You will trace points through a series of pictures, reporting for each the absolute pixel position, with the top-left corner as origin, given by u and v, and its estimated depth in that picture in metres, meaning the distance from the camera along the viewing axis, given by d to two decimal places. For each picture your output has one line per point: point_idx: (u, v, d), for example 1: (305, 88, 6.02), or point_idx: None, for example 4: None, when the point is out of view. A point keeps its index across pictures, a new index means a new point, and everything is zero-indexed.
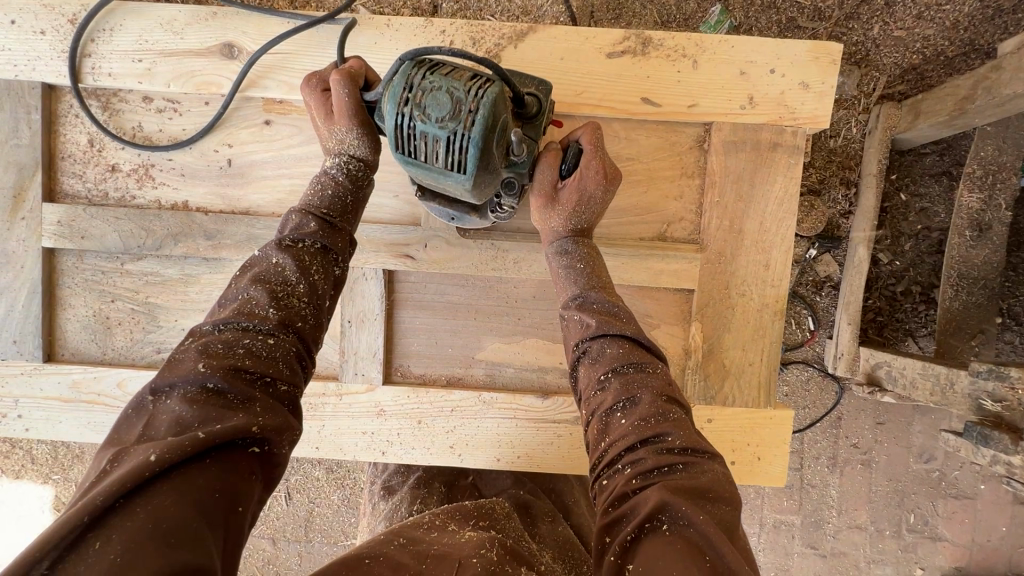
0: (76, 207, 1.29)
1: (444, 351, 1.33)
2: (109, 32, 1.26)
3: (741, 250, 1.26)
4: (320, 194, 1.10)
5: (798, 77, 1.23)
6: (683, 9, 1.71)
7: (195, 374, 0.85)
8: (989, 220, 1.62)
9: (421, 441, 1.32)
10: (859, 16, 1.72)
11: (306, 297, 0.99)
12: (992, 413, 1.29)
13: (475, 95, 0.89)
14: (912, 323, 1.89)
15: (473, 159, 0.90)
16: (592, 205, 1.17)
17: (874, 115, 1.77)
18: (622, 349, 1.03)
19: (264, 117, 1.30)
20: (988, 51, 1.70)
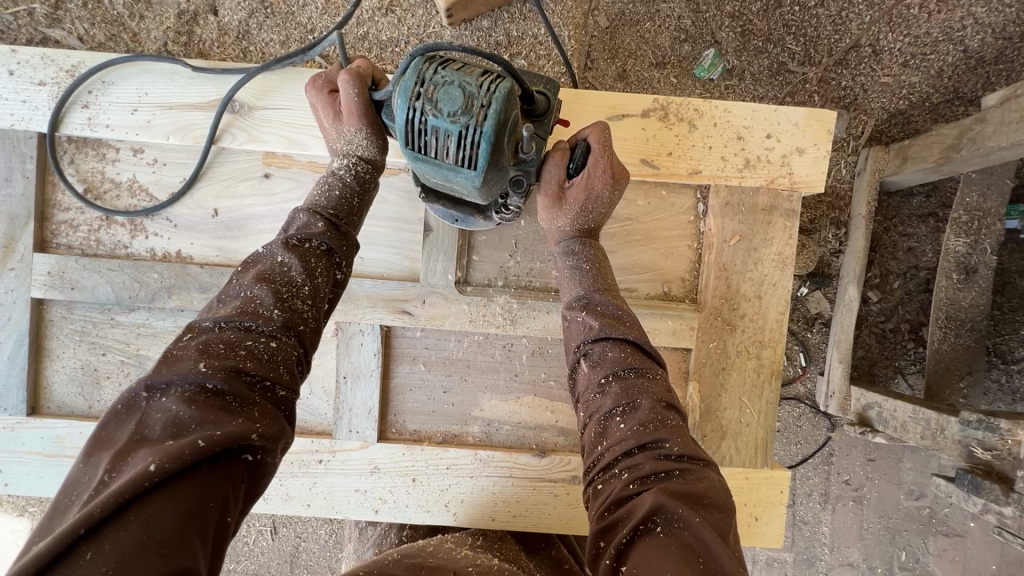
0: (68, 258, 1.27)
1: (440, 404, 1.31)
2: (108, 84, 1.26)
3: (738, 304, 1.27)
4: (329, 194, 1.07)
5: (793, 140, 1.25)
6: (678, 50, 1.75)
7: (195, 377, 0.81)
8: (975, 264, 1.65)
9: (414, 499, 1.29)
10: (848, 64, 1.77)
11: (309, 300, 0.96)
12: (983, 461, 1.30)
13: (488, 88, 0.79)
14: (902, 361, 1.92)
15: (485, 154, 0.80)
16: (600, 207, 1.13)
17: (864, 157, 1.79)
18: (624, 354, 1.01)
19: (264, 170, 1.30)
20: (972, 99, 1.75)
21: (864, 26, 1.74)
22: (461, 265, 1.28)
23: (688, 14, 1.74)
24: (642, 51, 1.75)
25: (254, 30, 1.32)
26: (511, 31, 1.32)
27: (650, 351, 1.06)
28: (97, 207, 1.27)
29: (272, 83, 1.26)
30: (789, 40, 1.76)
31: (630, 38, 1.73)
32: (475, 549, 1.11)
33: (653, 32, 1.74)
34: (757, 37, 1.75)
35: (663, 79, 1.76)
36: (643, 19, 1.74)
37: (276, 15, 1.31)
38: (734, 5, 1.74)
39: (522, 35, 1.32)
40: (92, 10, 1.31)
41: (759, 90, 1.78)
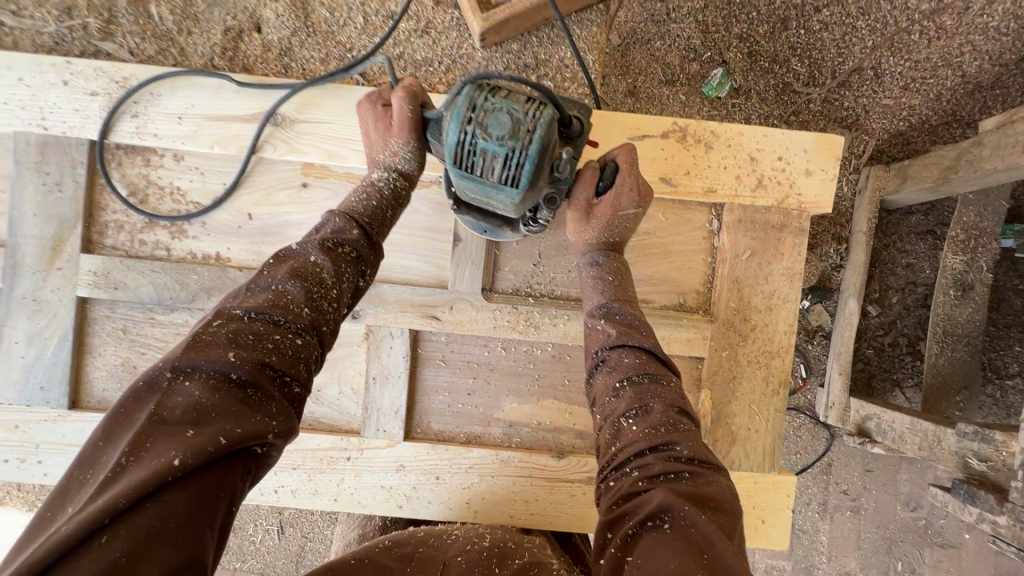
0: (113, 259, 1.33)
1: (463, 407, 1.38)
2: (157, 95, 1.33)
3: (749, 317, 1.34)
4: (365, 202, 1.11)
5: (802, 163, 1.33)
6: (687, 68, 1.83)
7: (222, 367, 0.82)
8: (972, 281, 1.72)
9: (437, 496, 1.35)
10: (851, 86, 1.85)
11: (336, 302, 0.97)
12: (978, 472, 1.37)
13: (533, 116, 0.87)
14: (900, 374, 1.99)
15: (528, 175, 0.88)
16: (627, 220, 1.20)
17: (865, 175, 1.88)
18: (639, 360, 1.07)
19: (302, 180, 1.36)
20: (969, 122, 1.85)
21: (866, 50, 1.81)
22: (487, 274, 1.35)
23: (696, 33, 1.81)
24: (653, 68, 1.83)
25: (297, 48, 1.39)
26: (539, 53, 1.39)
27: (664, 359, 1.12)
28: (141, 211, 1.33)
29: (313, 98, 1.33)
30: (794, 61, 1.84)
31: (641, 56, 1.81)
32: (465, 530, 1.18)
33: (662, 50, 1.81)
34: (763, 58, 1.84)
35: (672, 96, 1.83)
36: (654, 37, 1.81)
37: (317, 34, 1.39)
38: (741, 27, 1.81)
39: (550, 57, 1.39)
40: (143, 26, 1.38)
41: (766, 110, 1.88)
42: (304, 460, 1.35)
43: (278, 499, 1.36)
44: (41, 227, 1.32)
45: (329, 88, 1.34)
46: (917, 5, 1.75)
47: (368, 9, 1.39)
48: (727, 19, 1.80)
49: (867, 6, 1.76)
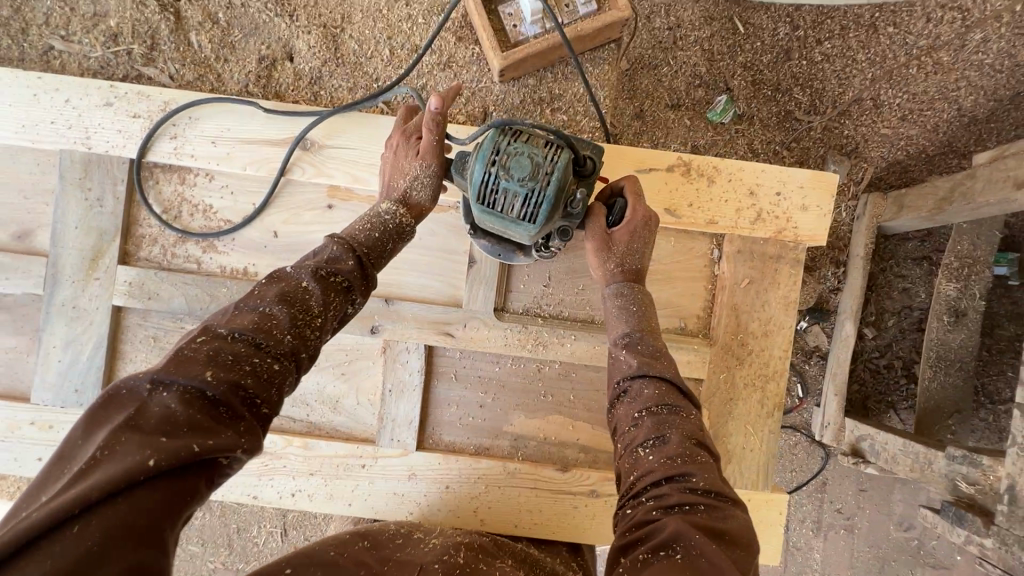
0: (148, 271, 1.41)
1: (474, 419, 1.45)
2: (194, 119, 1.41)
3: (748, 341, 1.42)
4: (368, 234, 1.13)
5: (800, 199, 1.41)
6: (693, 94, 1.91)
7: (196, 384, 0.82)
8: (964, 307, 1.80)
9: (447, 504, 1.42)
10: (851, 115, 1.94)
11: (319, 331, 0.98)
12: (966, 495, 1.44)
13: (551, 160, 0.98)
14: (895, 396, 2.06)
15: (545, 212, 0.98)
16: (645, 245, 1.27)
17: (863, 202, 1.96)
18: (658, 391, 1.11)
19: (328, 202, 1.44)
20: (965, 153, 1.94)
21: (867, 81, 1.92)
22: (500, 294, 1.43)
23: (703, 61, 1.91)
24: (659, 93, 1.91)
25: (326, 77, 1.48)
26: (553, 88, 1.48)
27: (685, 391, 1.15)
28: (175, 229, 1.42)
29: (341, 125, 1.42)
30: (796, 90, 1.93)
31: (648, 80, 1.90)
32: (440, 535, 1.15)
33: (670, 76, 1.91)
34: (766, 87, 1.93)
35: (677, 120, 1.92)
36: (661, 63, 1.90)
37: (346, 64, 1.48)
38: (745, 57, 1.92)
39: (564, 92, 1.48)
40: (183, 53, 1.48)
41: (768, 136, 1.95)
42: (322, 466, 1.42)
43: (295, 503, 1.43)
44: (82, 239, 1.40)
45: (357, 117, 1.43)
46: (915, 42, 1.88)
47: (395, 43, 1.48)
48: (732, 49, 1.91)
49: (867, 40, 1.90)
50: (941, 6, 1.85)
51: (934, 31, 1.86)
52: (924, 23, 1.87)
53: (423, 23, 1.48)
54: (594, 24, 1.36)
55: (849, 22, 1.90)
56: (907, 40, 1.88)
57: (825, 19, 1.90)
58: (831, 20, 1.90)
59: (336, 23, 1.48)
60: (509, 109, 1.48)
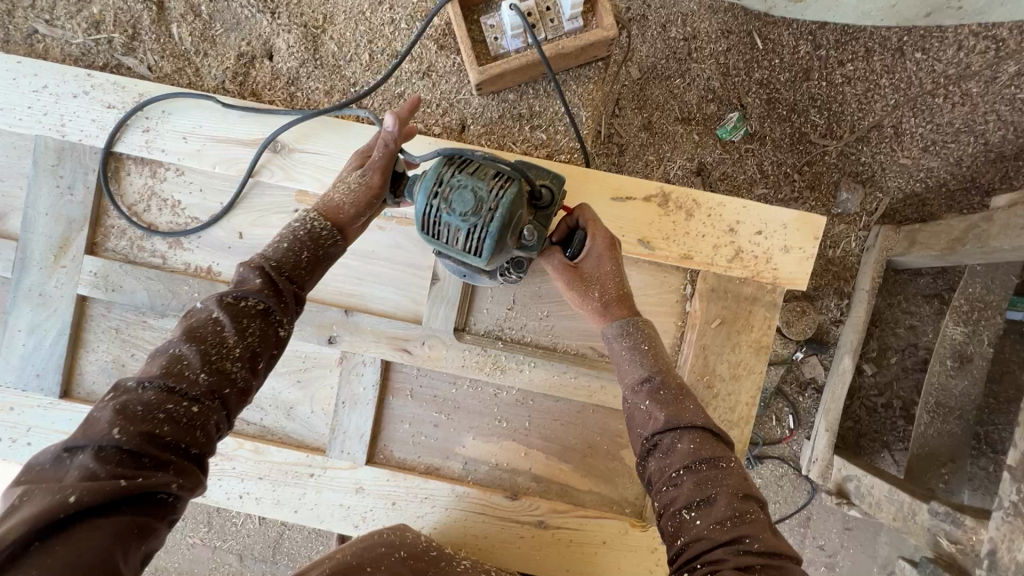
0: (112, 263, 1.41)
1: (426, 438, 1.43)
2: (167, 113, 1.40)
3: (718, 379, 1.36)
4: (277, 246, 1.05)
5: (781, 240, 1.35)
6: (704, 109, 1.82)
7: (105, 442, 0.78)
8: (970, 353, 1.70)
9: (392, 520, 1.40)
10: (869, 141, 1.83)
11: (240, 359, 0.92)
12: (947, 552, 1.37)
13: (496, 194, 0.95)
14: (890, 436, 1.96)
15: (488, 248, 0.95)
16: (618, 269, 1.18)
17: (874, 233, 1.84)
18: (694, 445, 0.96)
19: (296, 206, 1.42)
20: (989, 190, 1.80)
21: (888, 107, 1.80)
22: (461, 314, 1.39)
23: (717, 76, 1.81)
24: (669, 105, 1.81)
25: (303, 78, 1.46)
26: (533, 105, 1.44)
27: (719, 434, 1.00)
28: (140, 226, 1.41)
29: (313, 129, 1.39)
30: (813, 112, 1.83)
31: (659, 91, 1.80)
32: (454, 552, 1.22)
33: (682, 88, 1.81)
34: (781, 106, 1.82)
35: (686, 135, 1.81)
36: (674, 74, 1.80)
37: (325, 67, 1.46)
38: (762, 73, 1.81)
39: (544, 110, 1.44)
40: (164, 45, 1.47)
41: (779, 157, 1.84)
42: (271, 471, 1.41)
43: (242, 506, 1.42)
44: (50, 226, 1.41)
45: (331, 123, 1.40)
46: (943, 69, 1.77)
47: (374, 48, 1.46)
48: (750, 65, 1.81)
49: (892, 65, 1.79)
50: (974, 33, 1.75)
51: (965, 60, 1.76)
52: (955, 50, 1.76)
53: (405, 29, 1.45)
54: (575, 43, 1.32)
55: (875, 44, 1.79)
56: (934, 67, 1.77)
57: (850, 39, 1.79)
58: (856, 40, 1.79)
59: (317, 24, 1.46)
60: (487, 123, 1.44)
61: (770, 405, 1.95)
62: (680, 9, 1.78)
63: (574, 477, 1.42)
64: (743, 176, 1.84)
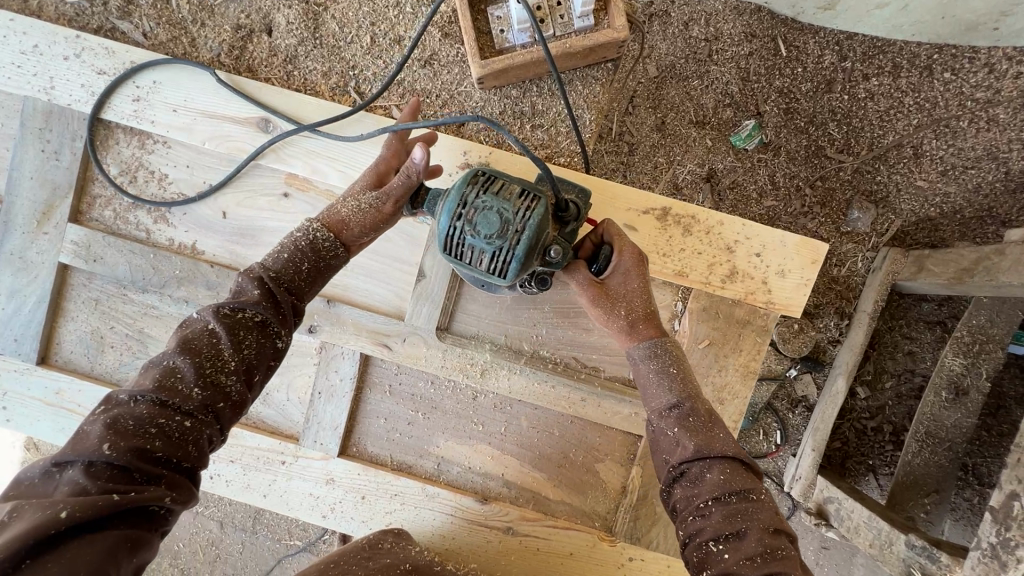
0: (94, 234, 1.38)
1: (400, 436, 1.41)
2: (156, 84, 1.36)
3: None
4: (277, 256, 1.04)
5: (778, 262, 1.31)
6: (720, 114, 1.75)
7: (95, 458, 0.79)
8: (967, 386, 1.66)
9: (360, 514, 1.39)
10: (887, 160, 1.76)
11: (234, 373, 0.92)
12: None
13: (522, 216, 0.93)
14: (876, 460, 1.92)
15: (514, 270, 0.94)
16: (646, 288, 1.12)
17: (882, 255, 1.78)
18: (725, 477, 0.94)
19: (283, 189, 1.38)
20: (1005, 221, 1.72)
21: (910, 127, 1.73)
22: (444, 314, 1.36)
23: (736, 80, 1.74)
24: (685, 107, 1.75)
25: (301, 57, 1.41)
26: (535, 103, 1.39)
27: (747, 464, 0.99)
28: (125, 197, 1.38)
29: (307, 113, 1.35)
30: (832, 125, 1.76)
31: (676, 92, 1.74)
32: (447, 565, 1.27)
33: (699, 91, 1.74)
34: (800, 117, 1.76)
35: (699, 139, 1.75)
36: (692, 76, 1.74)
37: (324, 47, 1.41)
38: (783, 81, 1.74)
39: (546, 109, 1.39)
40: (160, 11, 1.42)
41: (792, 169, 1.78)
42: (243, 455, 1.41)
43: (212, 487, 1.41)
44: (35, 192, 1.38)
45: (325, 108, 1.36)
46: (970, 92, 1.69)
47: (377, 31, 1.40)
48: (771, 72, 1.74)
49: (918, 84, 1.71)
50: (1008, 57, 1.65)
51: (995, 84, 1.67)
52: (985, 73, 1.67)
53: (409, 13, 1.40)
54: (583, 42, 1.27)
55: (903, 59, 1.71)
56: (962, 90, 1.69)
57: (877, 53, 1.71)
58: (884, 54, 1.71)
59: (318, 1, 1.40)
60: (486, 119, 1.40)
61: (758, 420, 1.91)
62: (704, 8, 1.71)
63: (546, 486, 1.40)
64: (755, 186, 1.78)
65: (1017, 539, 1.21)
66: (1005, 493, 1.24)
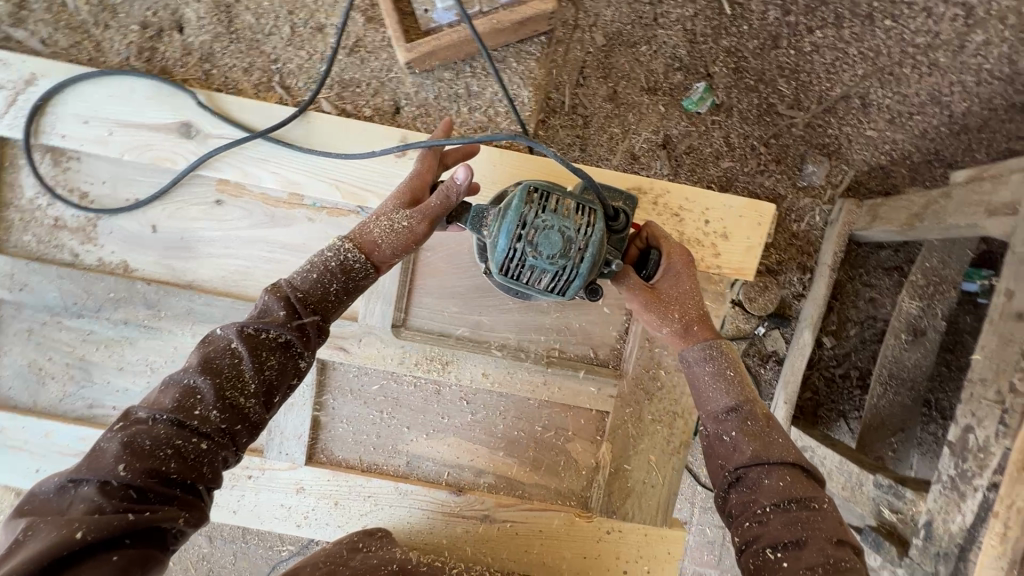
0: (16, 261, 1.29)
1: (367, 437, 1.39)
2: (64, 95, 1.26)
3: (657, 379, 1.35)
4: (306, 275, 1.00)
5: (724, 225, 1.31)
6: (671, 78, 1.72)
7: (110, 478, 0.78)
8: (924, 326, 1.71)
9: (335, 519, 1.38)
10: (836, 113, 1.76)
11: (254, 395, 0.91)
12: (890, 521, 1.38)
13: (584, 233, 0.99)
14: (847, 406, 1.96)
15: (576, 287, 1.02)
16: (696, 290, 1.16)
17: (838, 207, 1.78)
18: (785, 483, 0.95)
19: (217, 197, 1.32)
20: (951, 163, 1.74)
21: (856, 78, 1.74)
22: (399, 309, 1.33)
23: (684, 43, 1.71)
24: (636, 74, 1.71)
25: (218, 54, 1.33)
26: (471, 84, 1.35)
27: (807, 471, 1.00)
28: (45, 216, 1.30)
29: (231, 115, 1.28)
30: (781, 82, 1.74)
31: (625, 59, 1.71)
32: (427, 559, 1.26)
33: (648, 56, 1.71)
34: (750, 76, 1.74)
35: (652, 105, 1.72)
36: (640, 42, 1.71)
37: (241, 42, 1.33)
38: (730, 41, 1.72)
39: (482, 90, 1.35)
40: (57, 15, 1.32)
41: (746, 129, 1.75)
42: None
43: None
44: None
45: (254, 109, 1.29)
46: (911, 39, 1.70)
47: (296, 20, 1.33)
48: (717, 32, 1.72)
49: (861, 33, 1.71)
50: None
51: (934, 28, 1.69)
52: (924, 18, 1.69)
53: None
54: (510, 17, 1.23)
55: (845, 10, 1.71)
56: (903, 36, 1.71)
57: (819, 5, 1.71)
58: (827, 5, 1.71)
59: None
60: (421, 104, 1.35)
61: None
62: None
63: (519, 471, 1.40)
64: (710, 148, 1.75)
65: (975, 470, 1.20)
66: (960, 427, 1.24)
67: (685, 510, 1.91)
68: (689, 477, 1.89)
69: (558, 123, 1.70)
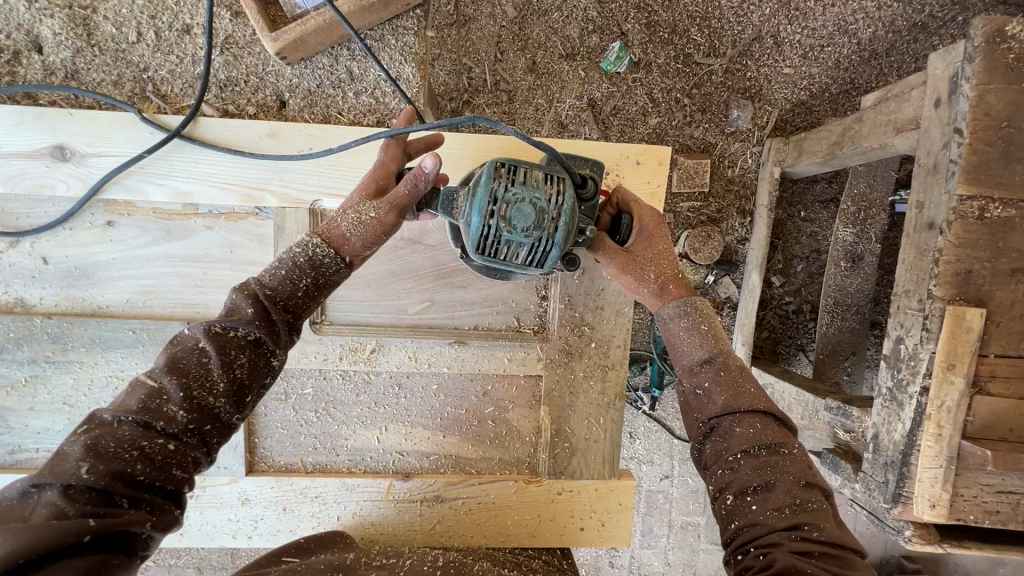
0: None
1: (306, 437, 1.38)
2: None
3: (582, 336, 1.37)
4: (274, 273, 0.98)
5: (628, 174, 1.33)
6: (587, 42, 1.72)
7: (73, 481, 0.75)
8: (861, 252, 1.76)
9: (287, 524, 1.37)
10: (752, 54, 1.77)
11: (224, 395, 0.88)
12: (844, 442, 1.43)
13: (555, 202, 0.99)
14: (803, 339, 2.01)
15: (555, 257, 1.02)
16: (668, 250, 1.17)
17: (767, 148, 1.81)
18: (754, 430, 0.93)
19: (106, 218, 1.27)
20: (866, 89, 1.77)
21: (764, 17, 1.75)
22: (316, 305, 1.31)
23: (593, 4, 1.70)
24: (551, 42, 1.71)
25: (83, 69, 1.27)
26: (352, 68, 1.33)
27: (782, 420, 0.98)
28: None
29: (105, 130, 1.22)
30: (694, 31, 1.74)
31: (539, 28, 1.69)
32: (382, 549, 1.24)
33: (561, 22, 1.70)
34: (663, 28, 1.73)
35: (572, 71, 1.72)
36: (552, 8, 1.69)
37: (106, 53, 1.28)
38: None
39: (364, 73, 1.33)
40: None
41: (667, 83, 1.76)
42: None
43: None
44: None
45: (131, 121, 1.23)
46: None
47: (160, 24, 1.28)
48: None
49: None
50: None
51: None
52: None
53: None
54: None
55: None
56: None
57: None
58: None
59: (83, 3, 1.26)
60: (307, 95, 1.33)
61: None
62: None
63: (465, 448, 1.41)
64: (636, 107, 1.77)
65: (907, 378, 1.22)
66: (894, 340, 1.27)
67: (663, 463, 1.94)
68: (661, 431, 1.92)
69: (482, 101, 1.70)
